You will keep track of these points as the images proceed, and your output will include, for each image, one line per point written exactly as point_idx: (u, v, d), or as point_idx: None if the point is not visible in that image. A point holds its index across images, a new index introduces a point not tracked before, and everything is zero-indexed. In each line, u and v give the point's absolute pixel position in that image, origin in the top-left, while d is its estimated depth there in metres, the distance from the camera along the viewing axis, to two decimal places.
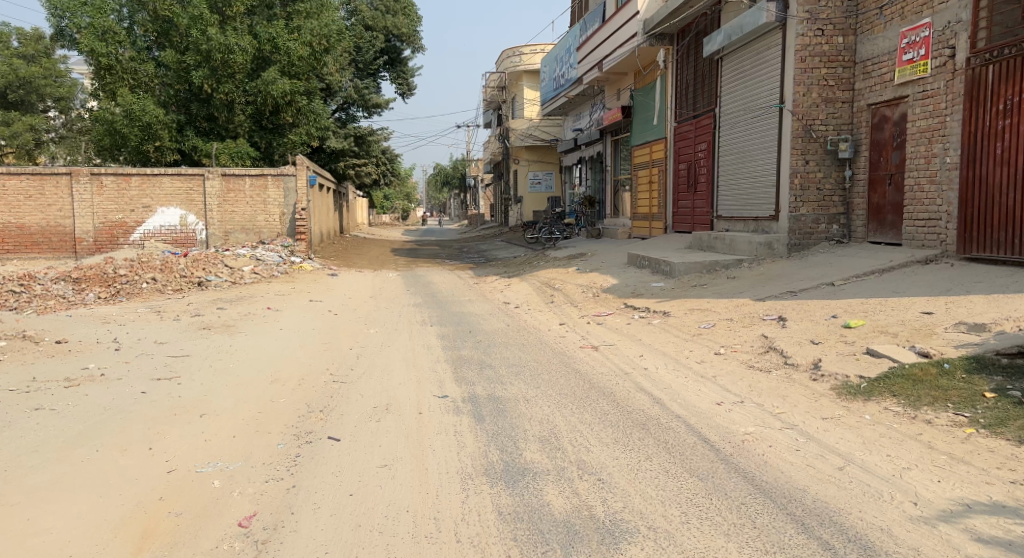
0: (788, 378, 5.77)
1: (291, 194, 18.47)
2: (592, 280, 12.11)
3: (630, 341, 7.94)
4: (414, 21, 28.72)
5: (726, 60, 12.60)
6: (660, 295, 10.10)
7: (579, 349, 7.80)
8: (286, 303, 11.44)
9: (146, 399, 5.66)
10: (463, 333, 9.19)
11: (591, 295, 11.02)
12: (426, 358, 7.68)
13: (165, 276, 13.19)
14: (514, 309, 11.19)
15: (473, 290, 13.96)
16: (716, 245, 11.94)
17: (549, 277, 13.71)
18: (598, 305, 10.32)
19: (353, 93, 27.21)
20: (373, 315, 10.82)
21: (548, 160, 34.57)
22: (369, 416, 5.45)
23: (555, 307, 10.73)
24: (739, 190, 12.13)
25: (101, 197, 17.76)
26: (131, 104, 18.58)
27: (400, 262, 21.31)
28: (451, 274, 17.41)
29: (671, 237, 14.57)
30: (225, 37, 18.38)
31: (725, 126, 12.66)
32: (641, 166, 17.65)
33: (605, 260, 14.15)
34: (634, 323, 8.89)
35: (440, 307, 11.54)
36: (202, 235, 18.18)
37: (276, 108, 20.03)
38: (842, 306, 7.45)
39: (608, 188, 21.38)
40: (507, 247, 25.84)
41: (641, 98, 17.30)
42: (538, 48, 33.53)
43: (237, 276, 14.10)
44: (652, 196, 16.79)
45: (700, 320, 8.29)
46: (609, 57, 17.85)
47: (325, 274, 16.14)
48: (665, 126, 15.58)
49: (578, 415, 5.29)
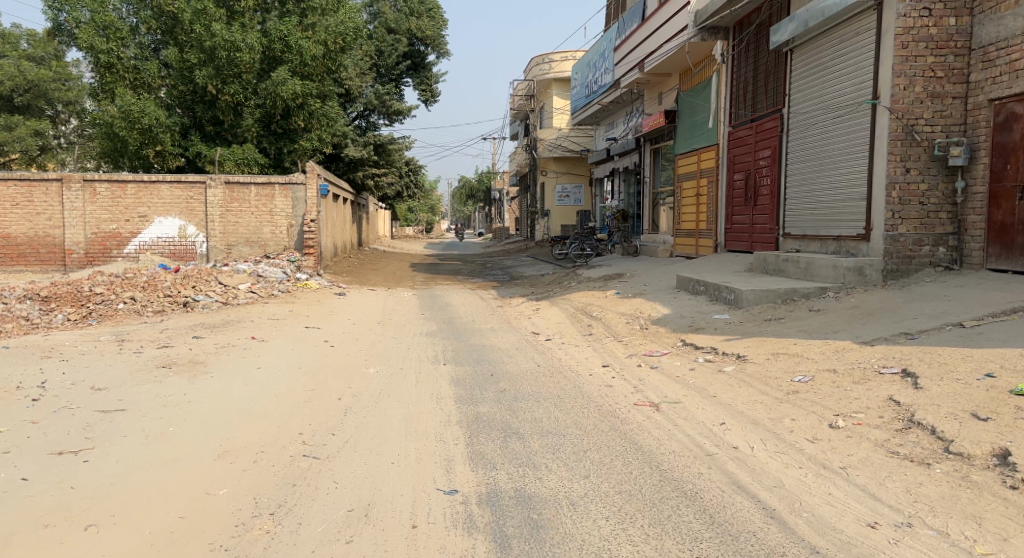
0: (966, 481, 3.90)
1: (299, 204, 16.82)
2: (636, 307, 10.24)
3: (701, 397, 6.08)
4: (440, 24, 27.22)
5: (800, 51, 10.69)
6: (726, 331, 8.20)
7: (634, 407, 5.95)
8: (280, 330, 9.76)
9: (22, 495, 3.98)
10: (483, 377, 7.37)
11: (638, 327, 9.15)
12: (432, 416, 5.86)
13: (146, 295, 11.57)
14: (544, 342, 9.37)
15: (496, 315, 12.14)
16: (787, 269, 9.97)
17: (584, 302, 11.86)
18: (649, 341, 8.44)
19: (373, 99, 25.64)
20: (377, 347, 9.06)
21: (578, 172, 32.70)
22: (337, 532, 3.69)
23: (596, 342, 8.89)
24: (818, 203, 10.18)
25: (94, 205, 16.28)
26: (129, 104, 17.06)
27: (418, 278, 19.60)
28: (472, 295, 15.59)
29: (726, 256, 12.64)
30: (231, 33, 16.89)
31: (799, 128, 10.73)
32: (687, 177, 15.75)
33: (650, 283, 12.27)
34: (700, 368, 7.03)
35: (458, 339, 9.74)
36: (202, 248, 16.65)
37: (287, 111, 18.43)
38: (995, 358, 5.52)
39: (646, 201, 19.45)
40: (533, 263, 24.06)
41: (688, 100, 15.46)
42: (570, 55, 31.89)
43: (230, 295, 12.37)
44: (699, 210, 14.88)
45: (791, 370, 6.41)
46: (652, 56, 16.06)
47: (331, 293, 14.42)
48: (717, 130, 13.72)
49: (658, 541, 3.53)
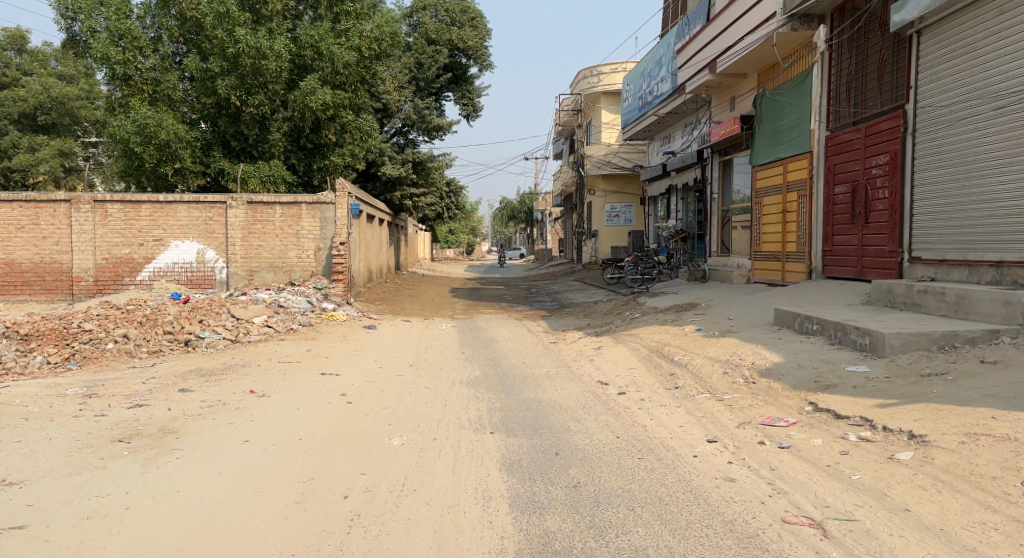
0: None
1: (328, 225, 15.17)
2: (730, 349, 8.16)
3: (887, 513, 4.04)
4: (483, 35, 25.57)
5: (937, 31, 8.82)
6: (870, 393, 6.15)
7: (785, 528, 3.99)
8: (289, 379, 7.94)
9: None
10: (544, 457, 5.38)
11: (742, 380, 7.11)
12: (478, 540, 3.95)
13: (142, 331, 9.84)
14: (617, 396, 7.38)
15: (549, 355, 10.18)
16: (927, 302, 7.95)
17: (657, 339, 9.80)
18: (765, 407, 6.38)
19: (411, 114, 24.14)
20: (406, 403, 7.16)
21: (628, 191, 30.63)
22: None
23: (688, 401, 6.86)
24: (969, 218, 8.28)
25: (106, 228, 14.81)
26: (145, 117, 15.54)
27: (458, 306, 17.76)
28: (518, 327, 13.65)
29: (831, 286, 10.64)
30: (257, 38, 15.32)
31: (936, 125, 8.84)
32: (768, 191, 13.72)
33: (738, 317, 10.21)
34: (858, 457, 4.97)
35: (505, 390, 7.79)
36: (222, 274, 15.06)
37: (317, 123, 16.77)
38: None
39: (712, 220, 17.37)
40: (583, 288, 22.02)
41: (770, 103, 13.46)
42: (619, 66, 29.98)
43: (240, 331, 10.60)
44: (787, 230, 12.85)
45: (1011, 467, 4.31)
46: (726, 53, 14.16)
47: (359, 326, 12.64)
48: (812, 134, 11.74)
49: None
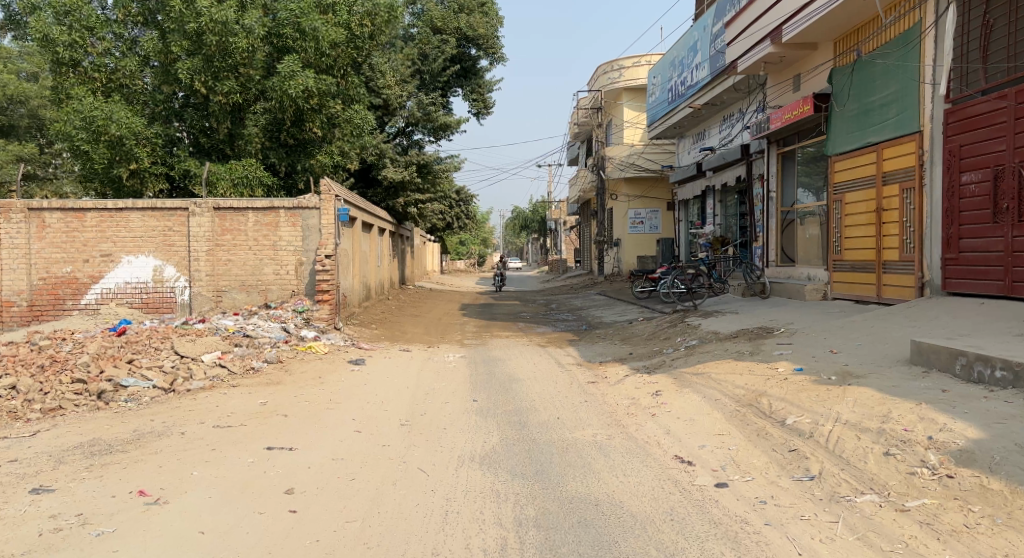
0: None
1: (311, 235, 12.54)
2: (876, 408, 5.43)
3: None
4: (495, 22, 23.11)
5: None
6: None
7: None
8: (214, 461, 5.29)
9: None
10: None
11: (930, 471, 4.40)
12: None
13: (37, 382, 7.24)
14: (718, 491, 4.68)
15: (593, 404, 7.48)
16: None
17: (744, 383, 7.08)
18: (1001, 536, 3.69)
19: (415, 112, 21.39)
20: (384, 510, 4.46)
21: (653, 195, 27.91)
22: None
23: (848, 511, 4.17)
24: None
25: (44, 242, 12.33)
26: (92, 110, 13.04)
27: (469, 328, 15.03)
28: (543, 357, 10.95)
29: (969, 305, 7.92)
30: (223, 11, 12.80)
31: None
32: (852, 186, 10.99)
33: (849, 352, 7.43)
34: None
35: (541, 477, 5.10)
36: (184, 295, 12.49)
37: (300, 115, 14.18)
38: None
39: (771, 224, 14.50)
40: (611, 304, 19.29)
41: (857, 76, 10.77)
42: (643, 59, 27.32)
43: (179, 376, 7.95)
44: (885, 233, 10.11)
45: None
46: (796, 17, 11.46)
47: (343, 360, 9.99)
48: (928, 110, 9.07)
49: None
